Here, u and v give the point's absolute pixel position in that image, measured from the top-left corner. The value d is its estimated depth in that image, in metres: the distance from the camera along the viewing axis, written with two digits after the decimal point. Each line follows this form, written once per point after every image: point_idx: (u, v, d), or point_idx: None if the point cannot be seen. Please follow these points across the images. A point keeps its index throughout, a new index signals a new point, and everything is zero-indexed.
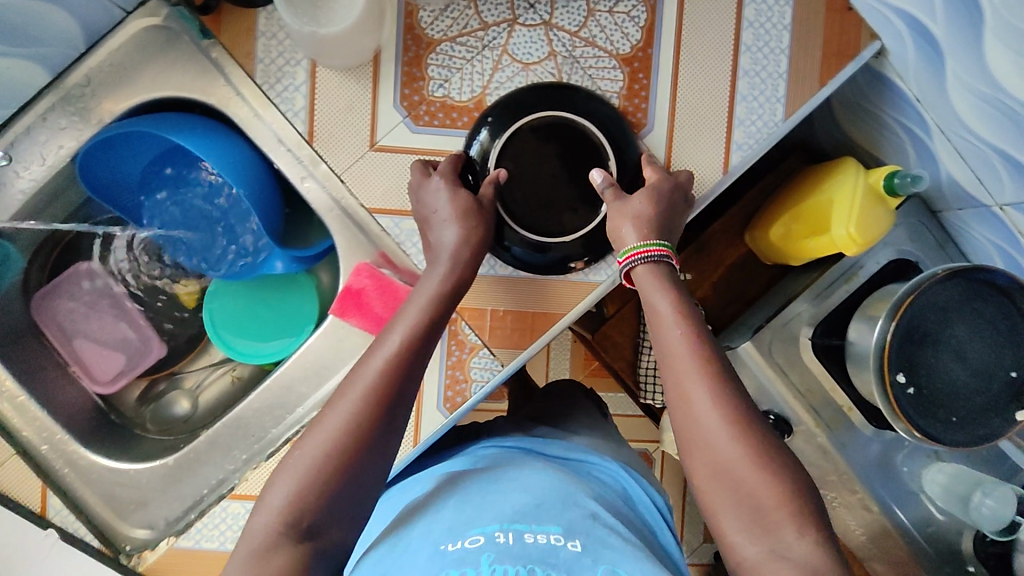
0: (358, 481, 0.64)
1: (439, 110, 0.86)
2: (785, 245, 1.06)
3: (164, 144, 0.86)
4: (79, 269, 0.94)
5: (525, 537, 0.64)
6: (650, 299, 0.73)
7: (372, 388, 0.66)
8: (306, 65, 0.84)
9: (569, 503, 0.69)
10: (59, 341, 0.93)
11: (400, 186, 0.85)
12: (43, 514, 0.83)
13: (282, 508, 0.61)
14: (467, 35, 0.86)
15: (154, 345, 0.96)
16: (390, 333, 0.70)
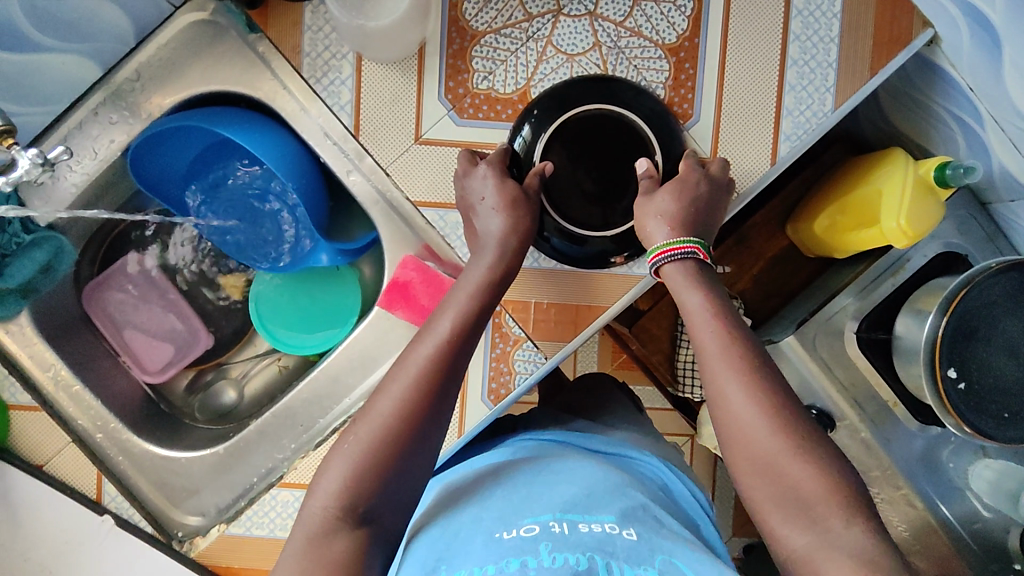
0: (409, 464, 0.64)
1: (483, 103, 0.85)
2: (829, 237, 1.04)
3: (214, 138, 0.87)
4: (128, 261, 0.96)
5: (580, 527, 0.63)
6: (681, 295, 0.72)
7: (427, 373, 0.66)
8: (351, 58, 0.84)
9: (619, 496, 0.68)
10: (110, 332, 0.95)
11: (444, 179, 0.85)
12: (99, 501, 0.85)
13: (336, 491, 0.62)
14: (512, 27, 0.85)
15: (201, 335, 0.98)
16: (441, 319, 0.71)
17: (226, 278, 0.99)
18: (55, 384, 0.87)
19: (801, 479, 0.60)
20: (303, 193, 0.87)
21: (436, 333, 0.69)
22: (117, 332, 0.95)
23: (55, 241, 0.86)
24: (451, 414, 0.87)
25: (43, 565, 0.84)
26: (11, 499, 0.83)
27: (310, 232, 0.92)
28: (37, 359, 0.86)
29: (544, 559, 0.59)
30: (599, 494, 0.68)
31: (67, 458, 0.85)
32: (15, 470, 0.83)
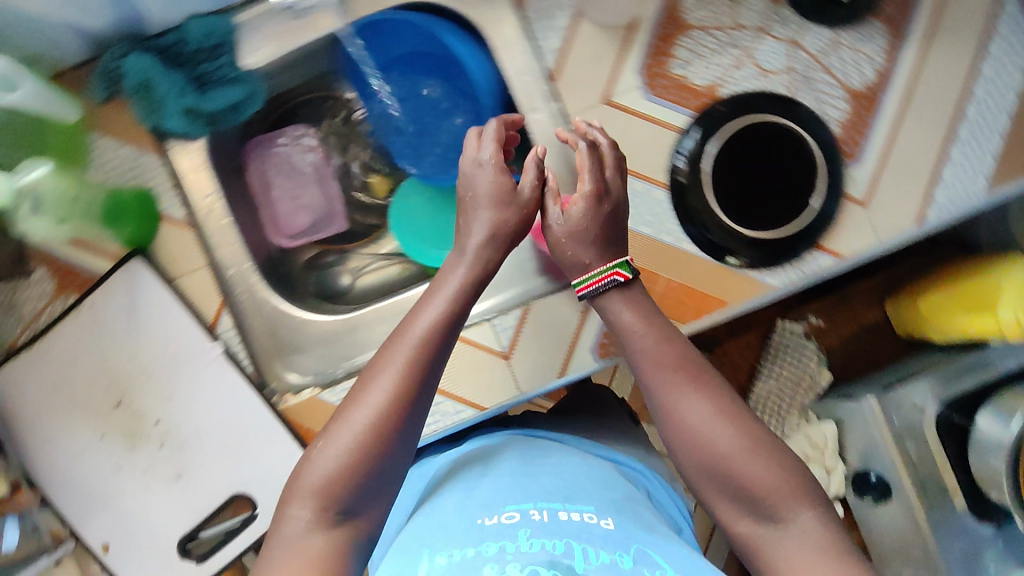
0: (386, 454, 0.64)
1: (674, 87, 0.89)
2: (931, 314, 1.08)
3: (430, 47, 0.96)
4: (293, 131, 1.03)
5: (560, 514, 0.69)
6: (619, 317, 0.75)
7: (409, 366, 0.66)
8: (569, 12, 0.90)
9: (601, 494, 0.74)
10: (261, 189, 1.02)
11: (619, 140, 0.90)
12: (212, 327, 0.88)
13: (320, 483, 0.62)
14: (720, 30, 0.90)
15: (339, 218, 1.04)
16: (417, 320, 0.69)
17: (377, 178, 1.06)
18: (206, 212, 0.91)
19: (767, 451, 0.66)
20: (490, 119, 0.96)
21: (413, 330, 0.69)
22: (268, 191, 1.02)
23: (248, 84, 0.92)
24: (558, 354, 0.90)
25: (145, 370, 0.86)
26: (139, 300, 0.87)
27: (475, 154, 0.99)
28: (197, 184, 0.91)
29: (523, 544, 0.63)
30: (580, 493, 0.73)
31: (197, 280, 0.88)
32: (150, 274, 0.87)
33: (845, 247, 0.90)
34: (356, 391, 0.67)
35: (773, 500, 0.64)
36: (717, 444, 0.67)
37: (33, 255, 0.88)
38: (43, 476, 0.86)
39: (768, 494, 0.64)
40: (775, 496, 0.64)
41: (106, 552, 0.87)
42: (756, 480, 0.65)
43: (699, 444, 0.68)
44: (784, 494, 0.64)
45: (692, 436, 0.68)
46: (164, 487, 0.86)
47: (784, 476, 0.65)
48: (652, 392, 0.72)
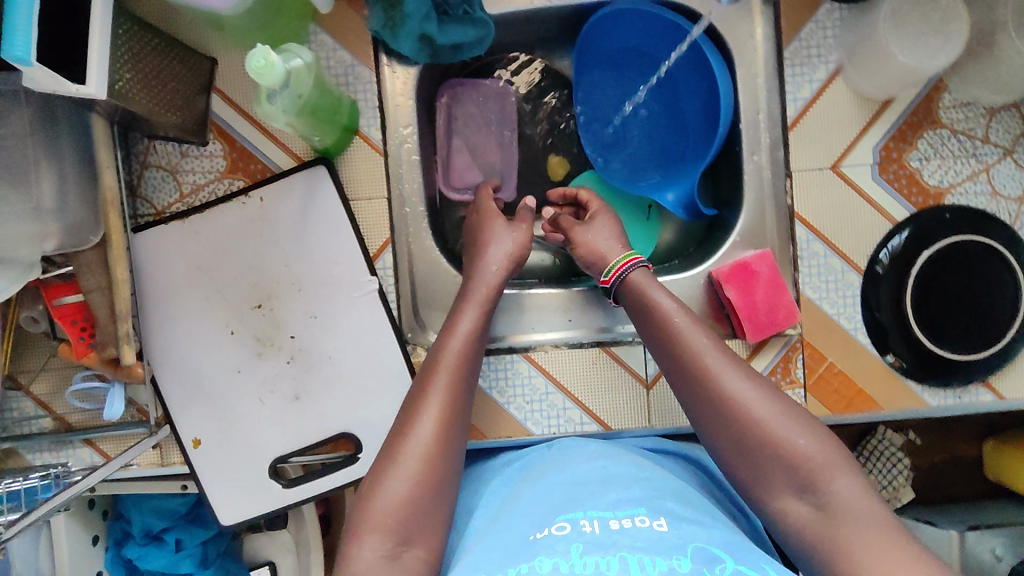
0: (438, 480, 0.65)
1: (904, 178, 0.87)
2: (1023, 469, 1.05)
3: (662, 57, 0.92)
4: (496, 85, 0.98)
5: (610, 523, 0.63)
6: (652, 297, 0.77)
7: (453, 390, 0.69)
8: (830, 67, 0.85)
9: (651, 493, 0.69)
10: (443, 132, 0.96)
11: (832, 212, 0.87)
12: (372, 260, 0.85)
13: (394, 507, 0.62)
14: (967, 136, 0.87)
15: (509, 187, 0.98)
16: (446, 348, 0.72)
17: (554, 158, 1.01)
18: (397, 143, 0.87)
19: (806, 422, 0.68)
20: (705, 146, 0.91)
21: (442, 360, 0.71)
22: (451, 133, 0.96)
23: (483, 29, 0.85)
24: None
25: (296, 281, 0.83)
26: (311, 207, 0.83)
27: (668, 175, 0.95)
28: (398, 110, 0.87)
29: (574, 560, 0.57)
30: (625, 496, 0.68)
31: (371, 209, 0.85)
32: (331, 186, 0.83)
33: (1009, 389, 0.88)
34: (403, 424, 0.67)
35: (813, 468, 0.65)
36: (751, 410, 0.67)
37: (213, 125, 0.83)
38: (157, 352, 0.82)
39: (807, 458, 0.65)
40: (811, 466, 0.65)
41: (196, 447, 0.83)
42: (794, 447, 0.66)
43: (724, 408, 0.68)
44: (822, 464, 0.65)
45: (720, 404, 0.69)
46: (277, 404, 0.83)
47: (830, 449, 0.66)
48: (668, 362, 0.73)
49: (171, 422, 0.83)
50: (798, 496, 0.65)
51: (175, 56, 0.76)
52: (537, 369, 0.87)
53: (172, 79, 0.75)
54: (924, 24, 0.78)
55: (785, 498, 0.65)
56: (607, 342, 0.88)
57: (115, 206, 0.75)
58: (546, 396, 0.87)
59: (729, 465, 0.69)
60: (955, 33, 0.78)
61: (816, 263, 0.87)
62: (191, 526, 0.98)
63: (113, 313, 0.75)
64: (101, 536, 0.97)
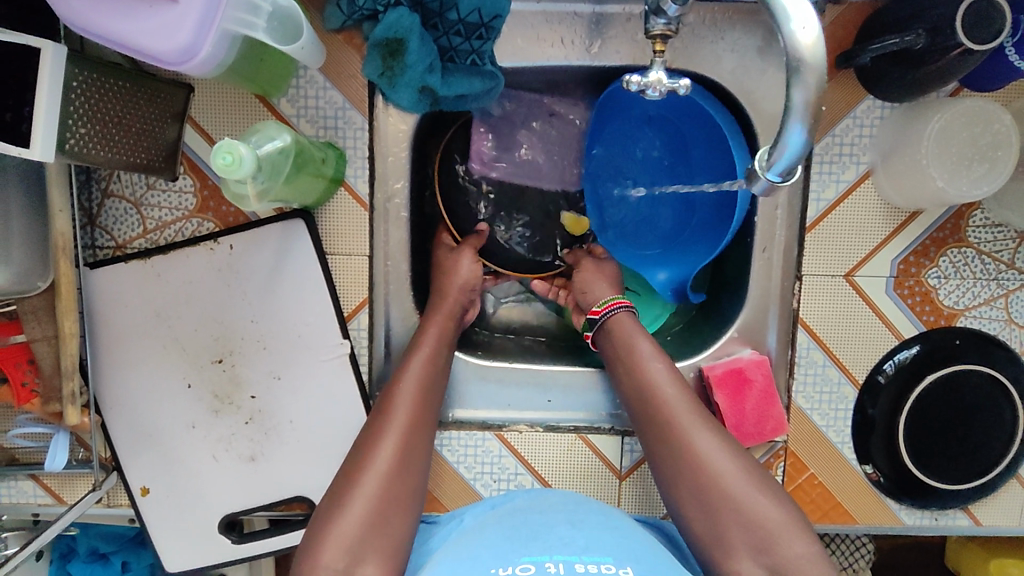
0: (390, 518, 0.64)
1: (919, 295, 0.81)
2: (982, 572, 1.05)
3: (693, 142, 0.89)
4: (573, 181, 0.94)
5: (576, 567, 0.58)
6: (634, 341, 0.78)
7: (412, 428, 0.69)
8: (861, 168, 0.79)
9: (621, 542, 0.64)
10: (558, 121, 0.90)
11: (838, 321, 0.82)
12: (346, 320, 0.80)
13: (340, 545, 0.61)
14: (992, 259, 0.81)
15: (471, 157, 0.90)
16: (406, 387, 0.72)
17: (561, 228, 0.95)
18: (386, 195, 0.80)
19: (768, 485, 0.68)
20: (710, 241, 0.87)
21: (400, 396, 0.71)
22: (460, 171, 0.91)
23: (492, 81, 0.78)
24: None
25: (262, 340, 0.77)
26: (285, 262, 0.77)
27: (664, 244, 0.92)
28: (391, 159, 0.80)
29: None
30: (593, 542, 0.63)
31: (350, 266, 0.79)
32: (308, 240, 0.77)
33: (987, 517, 0.86)
34: (360, 457, 0.67)
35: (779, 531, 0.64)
36: (714, 462, 0.68)
37: (185, 158, 0.75)
38: (109, 398, 0.77)
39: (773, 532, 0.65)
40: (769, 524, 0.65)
41: (144, 495, 0.79)
42: (752, 502, 0.66)
43: (685, 458, 0.69)
44: (782, 527, 0.65)
45: (683, 453, 0.70)
46: (231, 463, 0.79)
47: (779, 507, 0.66)
48: (641, 412, 0.74)
49: (118, 469, 0.79)
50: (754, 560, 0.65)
51: (142, 94, 0.68)
52: (509, 451, 0.83)
53: (138, 123, 0.68)
54: (971, 148, 0.71)
55: (742, 561, 0.65)
56: (585, 428, 0.84)
57: (67, 254, 0.68)
58: (515, 477, 0.83)
59: (689, 525, 0.68)
60: (1001, 163, 0.71)
61: (813, 372, 0.83)
62: (138, 548, 0.96)
63: (60, 365, 0.70)
64: (44, 551, 0.94)
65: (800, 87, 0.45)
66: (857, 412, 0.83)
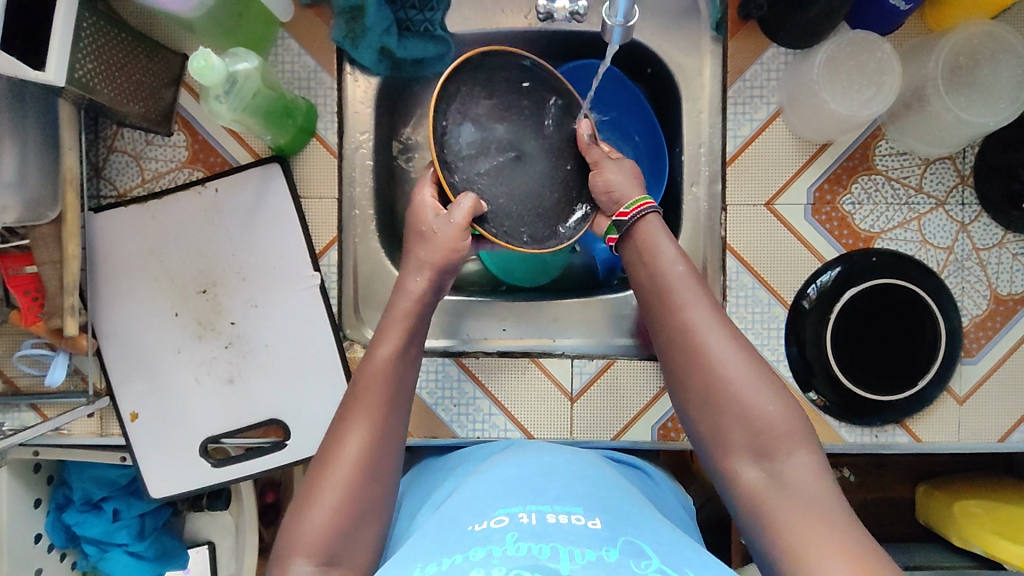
0: (365, 506, 0.65)
1: (836, 221, 0.89)
2: (944, 514, 1.07)
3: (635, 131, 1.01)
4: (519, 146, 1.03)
5: (547, 516, 0.63)
6: (655, 242, 0.76)
7: (379, 411, 0.69)
8: (771, 109, 0.89)
9: (587, 491, 0.70)
10: None
11: (763, 247, 0.89)
12: (317, 257, 0.89)
13: (314, 537, 0.61)
14: (900, 185, 0.89)
15: None
16: (375, 366, 0.72)
17: None
18: (355, 148, 0.92)
19: (768, 380, 0.66)
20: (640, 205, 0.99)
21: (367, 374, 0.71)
22: (483, 103, 0.85)
23: (442, 45, 0.90)
24: (620, 419, 0.90)
25: (242, 270, 0.87)
26: (263, 202, 0.87)
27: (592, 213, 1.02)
28: (359, 117, 0.92)
29: (509, 547, 0.58)
30: (563, 493, 0.69)
31: (321, 208, 0.89)
32: (283, 183, 0.87)
33: (926, 433, 0.90)
34: (334, 437, 0.68)
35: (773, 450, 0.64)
36: (721, 366, 0.67)
37: (179, 118, 0.87)
38: (104, 328, 0.86)
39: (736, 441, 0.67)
40: (772, 429, 0.64)
41: (133, 420, 0.87)
42: (759, 407, 0.65)
43: (696, 365, 0.68)
44: (785, 432, 0.63)
45: (682, 366, 0.69)
46: (212, 386, 0.87)
47: None
48: (653, 309, 0.73)
49: (110, 395, 0.87)
50: (753, 461, 0.64)
51: (141, 52, 0.81)
52: (467, 375, 0.90)
53: (137, 73, 0.80)
54: (857, 74, 0.82)
55: (742, 462, 0.64)
56: (537, 353, 0.91)
57: (73, 186, 0.79)
58: (473, 401, 0.90)
59: (692, 422, 0.68)
60: (887, 86, 0.81)
61: (744, 294, 0.90)
62: (129, 496, 1.03)
63: (63, 286, 0.79)
64: (43, 500, 1.01)
65: None
66: (788, 331, 0.90)
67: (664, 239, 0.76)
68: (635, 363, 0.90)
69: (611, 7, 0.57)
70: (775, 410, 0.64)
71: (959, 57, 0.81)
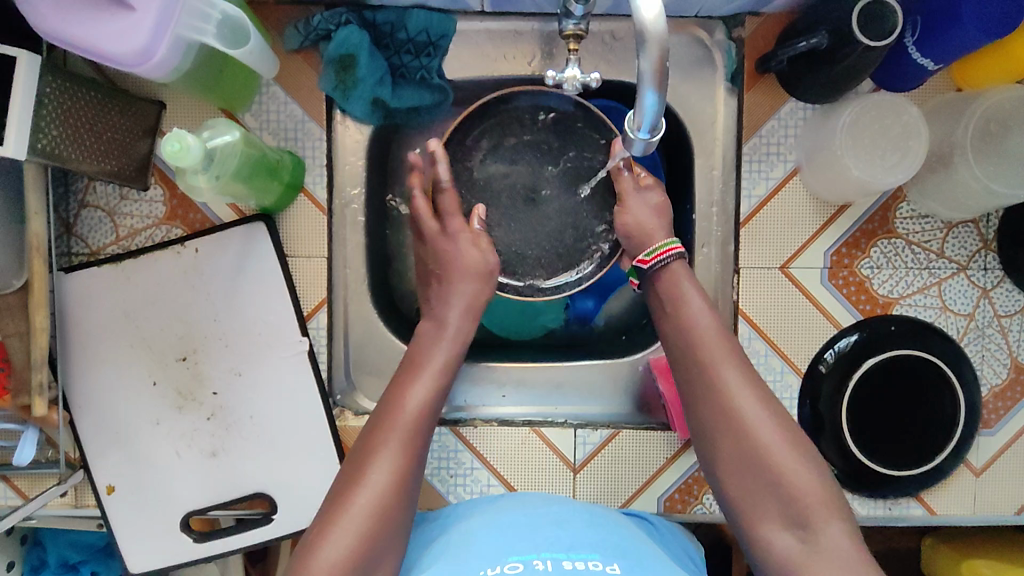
0: (387, 539, 0.64)
1: (853, 285, 0.85)
2: (951, 573, 1.04)
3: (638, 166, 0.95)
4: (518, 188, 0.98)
5: (563, 565, 0.61)
6: (679, 291, 0.74)
7: (410, 440, 0.68)
8: (788, 166, 0.84)
9: (602, 538, 0.68)
10: None
11: (777, 313, 0.85)
12: (305, 320, 0.84)
13: (332, 567, 0.60)
14: (921, 249, 0.85)
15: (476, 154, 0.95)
16: (413, 392, 0.71)
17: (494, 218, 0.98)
18: (346, 203, 0.86)
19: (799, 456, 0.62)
20: None
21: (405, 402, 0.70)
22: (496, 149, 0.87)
23: (441, 93, 0.84)
24: (624, 490, 0.86)
25: (224, 337, 0.82)
26: (247, 264, 0.81)
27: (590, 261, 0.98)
28: (351, 169, 0.86)
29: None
30: (576, 539, 0.66)
31: (310, 268, 0.84)
32: (269, 243, 0.81)
33: (941, 506, 0.87)
34: (362, 461, 0.66)
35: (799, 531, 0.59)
36: (750, 424, 0.65)
37: (156, 171, 0.81)
38: (76, 397, 0.81)
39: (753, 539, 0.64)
40: (804, 497, 0.62)
41: (109, 494, 0.81)
42: None
43: (722, 420, 0.66)
44: (820, 502, 0.62)
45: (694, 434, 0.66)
46: (194, 458, 0.82)
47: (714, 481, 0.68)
48: (680, 362, 0.71)
49: (85, 467, 0.81)
50: (786, 528, 0.63)
51: (113, 107, 0.74)
52: (465, 445, 0.86)
53: (109, 130, 0.74)
54: (883, 137, 0.77)
55: (773, 528, 0.63)
56: (538, 422, 0.87)
57: (40, 253, 0.73)
58: (470, 472, 0.86)
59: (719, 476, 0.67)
60: (912, 152, 0.77)
61: (756, 362, 0.85)
62: (108, 558, 0.97)
63: (30, 359, 0.73)
64: (16, 562, 0.95)
65: (645, 57, 0.50)
66: (800, 399, 0.86)
67: (690, 287, 0.73)
68: (641, 434, 0.86)
69: (633, 117, 0.56)
70: (810, 478, 0.63)
71: (990, 123, 0.76)
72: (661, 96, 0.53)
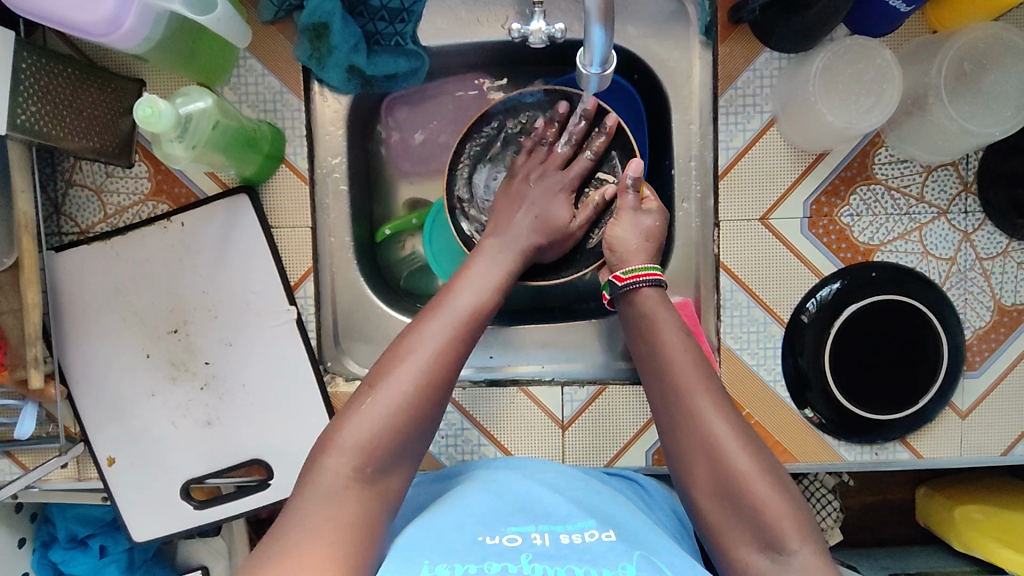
0: (422, 428, 0.61)
1: (834, 234, 0.85)
2: (943, 519, 1.05)
3: None
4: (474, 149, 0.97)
5: (561, 538, 0.62)
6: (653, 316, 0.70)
7: (453, 335, 0.64)
8: (765, 117, 0.84)
9: (599, 508, 0.68)
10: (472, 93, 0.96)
11: (758, 263, 0.86)
12: (292, 289, 0.85)
13: (356, 448, 0.58)
14: (901, 194, 0.85)
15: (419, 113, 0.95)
16: (461, 292, 0.68)
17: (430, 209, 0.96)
18: (328, 173, 0.87)
19: None
20: None
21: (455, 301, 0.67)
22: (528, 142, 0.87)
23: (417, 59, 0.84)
24: (611, 445, 0.87)
25: (213, 309, 0.83)
26: (232, 235, 0.83)
27: None
28: (331, 138, 0.87)
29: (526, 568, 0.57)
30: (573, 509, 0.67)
31: (294, 238, 0.85)
32: (253, 214, 0.83)
33: (928, 450, 0.88)
34: (399, 352, 0.63)
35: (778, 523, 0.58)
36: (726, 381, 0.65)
37: (139, 148, 0.82)
38: (72, 373, 0.82)
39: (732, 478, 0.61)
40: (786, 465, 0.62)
41: (110, 465, 0.84)
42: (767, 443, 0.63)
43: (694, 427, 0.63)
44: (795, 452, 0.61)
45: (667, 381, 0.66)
46: (189, 428, 0.84)
47: None
48: (654, 371, 0.68)
49: (85, 440, 0.83)
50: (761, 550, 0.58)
51: (91, 84, 0.75)
52: (454, 407, 0.87)
53: (88, 107, 0.75)
54: (856, 82, 0.78)
55: (748, 549, 0.59)
56: (526, 382, 0.89)
57: (29, 231, 0.74)
58: (461, 432, 0.87)
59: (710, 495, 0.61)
60: (887, 95, 0.77)
61: (738, 313, 0.86)
62: (114, 532, 1.00)
63: (24, 334, 0.75)
64: (27, 538, 0.99)
65: None
66: (785, 348, 0.86)
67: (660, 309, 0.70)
68: (628, 389, 0.87)
69: (586, 53, 0.59)
70: (774, 492, 0.59)
71: (964, 64, 0.76)
72: (607, 31, 0.56)
